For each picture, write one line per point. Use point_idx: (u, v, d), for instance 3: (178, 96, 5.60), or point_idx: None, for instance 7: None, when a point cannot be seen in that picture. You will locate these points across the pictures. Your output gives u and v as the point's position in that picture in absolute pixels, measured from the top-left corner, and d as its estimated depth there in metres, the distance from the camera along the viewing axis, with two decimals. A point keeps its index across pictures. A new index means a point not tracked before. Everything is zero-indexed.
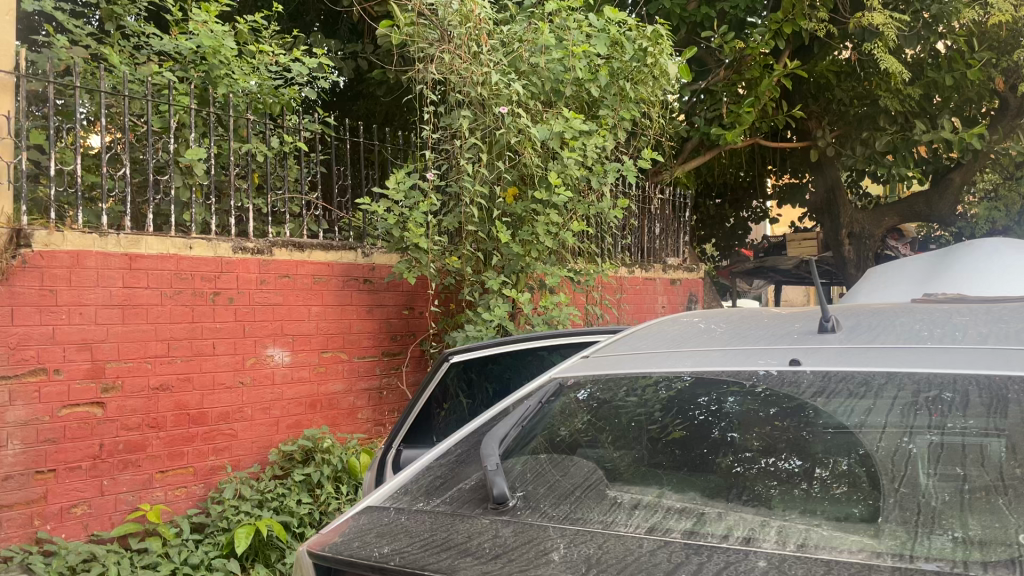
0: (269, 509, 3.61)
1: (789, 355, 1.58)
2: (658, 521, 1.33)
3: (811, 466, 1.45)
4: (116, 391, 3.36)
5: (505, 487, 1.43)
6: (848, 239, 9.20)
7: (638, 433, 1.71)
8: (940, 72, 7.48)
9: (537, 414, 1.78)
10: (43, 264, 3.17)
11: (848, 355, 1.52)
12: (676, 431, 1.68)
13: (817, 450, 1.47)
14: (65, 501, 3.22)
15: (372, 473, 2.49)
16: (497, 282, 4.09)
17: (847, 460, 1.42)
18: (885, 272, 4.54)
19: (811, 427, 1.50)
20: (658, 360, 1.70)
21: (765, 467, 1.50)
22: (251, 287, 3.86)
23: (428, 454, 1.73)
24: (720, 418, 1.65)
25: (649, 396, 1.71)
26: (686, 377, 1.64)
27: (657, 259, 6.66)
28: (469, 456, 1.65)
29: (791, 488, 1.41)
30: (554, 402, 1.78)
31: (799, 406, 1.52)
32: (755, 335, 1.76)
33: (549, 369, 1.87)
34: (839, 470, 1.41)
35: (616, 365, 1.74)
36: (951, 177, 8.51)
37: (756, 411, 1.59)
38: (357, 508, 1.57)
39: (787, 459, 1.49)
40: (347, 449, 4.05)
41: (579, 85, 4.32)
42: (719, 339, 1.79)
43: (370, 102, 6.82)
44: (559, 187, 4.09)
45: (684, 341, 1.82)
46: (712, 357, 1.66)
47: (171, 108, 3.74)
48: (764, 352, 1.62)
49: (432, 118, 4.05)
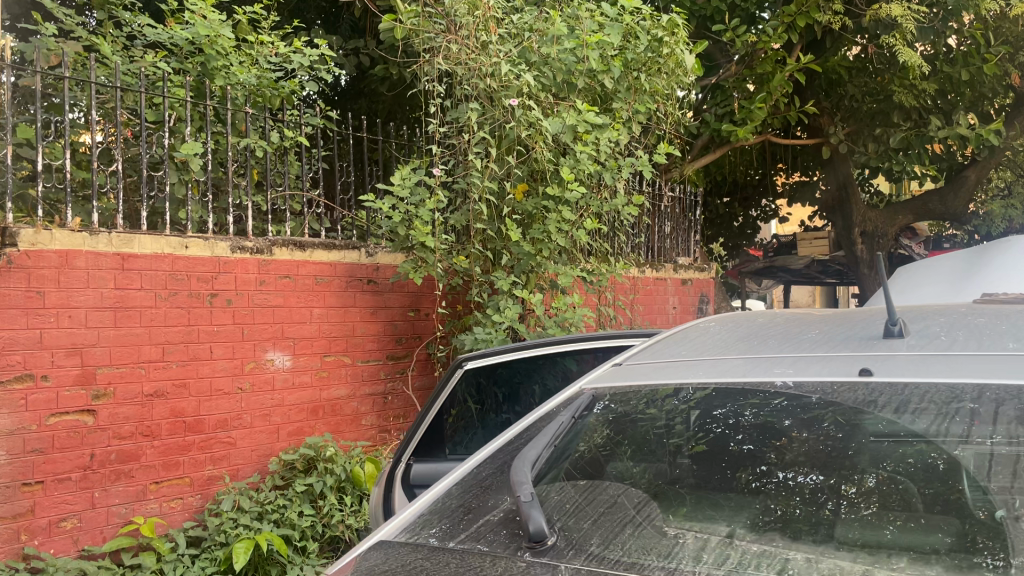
0: (269, 522, 3.43)
1: (823, 365, 1.45)
2: (736, 569, 1.15)
3: (836, 480, 1.33)
4: (108, 398, 3.19)
5: (542, 522, 1.26)
6: (860, 239, 9.02)
7: (661, 445, 1.53)
8: (955, 66, 7.32)
9: (570, 428, 1.61)
10: (30, 265, 3.00)
11: (890, 364, 1.39)
12: (697, 445, 1.52)
13: (842, 465, 1.35)
14: (54, 515, 3.04)
15: (380, 488, 2.32)
16: (507, 282, 3.92)
17: (874, 475, 1.32)
18: (914, 273, 4.25)
19: (830, 440, 1.38)
20: (693, 370, 1.56)
21: (783, 481, 1.37)
22: (250, 288, 3.69)
23: (446, 478, 1.56)
24: (738, 429, 1.50)
25: (672, 408, 1.54)
26: (705, 386, 1.51)
27: (669, 259, 6.48)
28: (499, 478, 1.48)
29: (814, 508, 1.29)
30: (588, 416, 1.62)
31: (817, 417, 1.41)
32: (808, 340, 1.60)
33: (580, 380, 1.72)
34: (865, 487, 1.30)
35: (650, 377, 1.59)
36: (966, 174, 8.33)
37: (774, 423, 1.46)
38: (367, 544, 1.40)
39: (807, 473, 1.36)
40: (351, 457, 3.85)
41: (592, 77, 4.10)
42: (763, 344, 1.62)
43: (372, 99, 6.67)
44: (572, 183, 3.92)
45: (729, 346, 1.65)
46: (745, 365, 1.51)
47: (166, 100, 3.56)
48: (793, 360, 1.50)
49: (438, 113, 3.89)
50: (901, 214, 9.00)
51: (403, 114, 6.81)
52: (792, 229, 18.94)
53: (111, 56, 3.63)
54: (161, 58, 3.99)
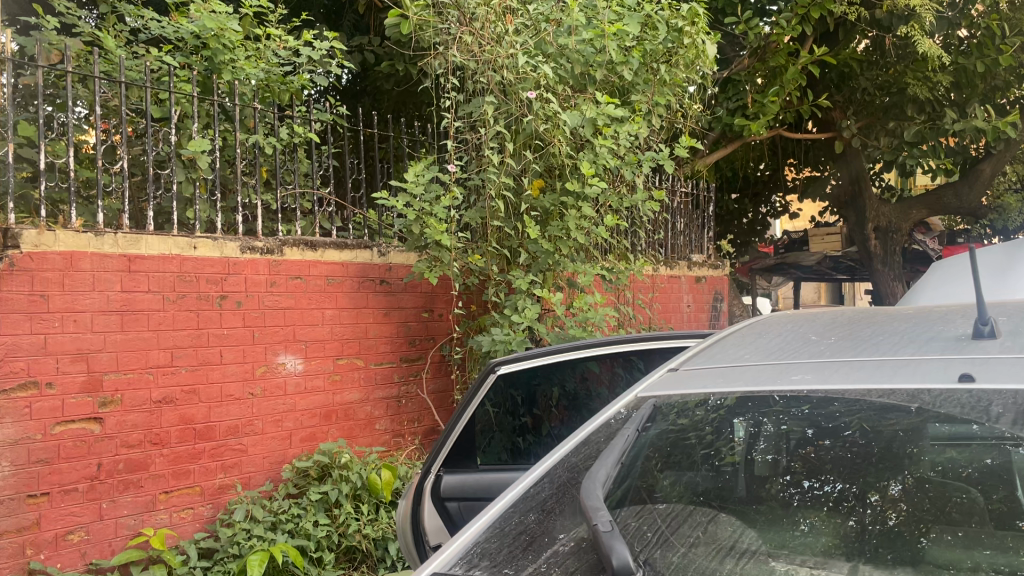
0: (284, 532, 3.31)
1: (857, 372, 1.45)
2: None
3: (860, 488, 1.34)
4: (115, 405, 3.07)
5: (626, 556, 1.16)
6: (874, 234, 8.90)
7: (686, 455, 1.53)
8: (970, 57, 7.17)
9: (634, 443, 1.55)
10: (33, 266, 2.88)
11: (911, 371, 1.40)
12: (729, 455, 1.55)
13: (867, 473, 1.36)
14: (61, 528, 2.92)
15: (408, 502, 2.20)
16: (525, 281, 3.78)
17: (896, 483, 1.33)
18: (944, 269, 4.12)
19: (853, 447, 1.40)
20: (726, 378, 1.58)
21: (810, 491, 1.39)
22: (260, 289, 3.56)
23: (504, 503, 1.50)
24: (759, 438, 1.52)
25: (700, 417, 1.55)
26: (728, 396, 1.53)
27: (683, 257, 6.35)
28: (561, 503, 1.45)
29: (839, 520, 1.30)
30: (652, 428, 1.58)
31: (841, 425, 1.42)
32: (866, 348, 1.58)
33: (636, 386, 1.72)
34: (889, 495, 1.31)
35: (689, 384, 1.60)
36: (981, 168, 8.21)
37: (798, 431, 1.47)
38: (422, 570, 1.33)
39: (831, 482, 1.38)
40: (367, 464, 3.71)
41: (611, 69, 3.99)
42: (819, 352, 1.62)
43: (377, 94, 6.53)
44: (592, 178, 3.80)
45: (777, 354, 1.66)
46: (773, 372, 1.54)
47: (172, 96, 3.42)
48: (839, 370, 1.48)
49: (452, 107, 3.76)
50: (915, 208, 8.90)
51: (409, 111, 6.65)
52: (796, 226, 18.88)
53: (115, 49, 3.49)
54: (167, 52, 3.86)
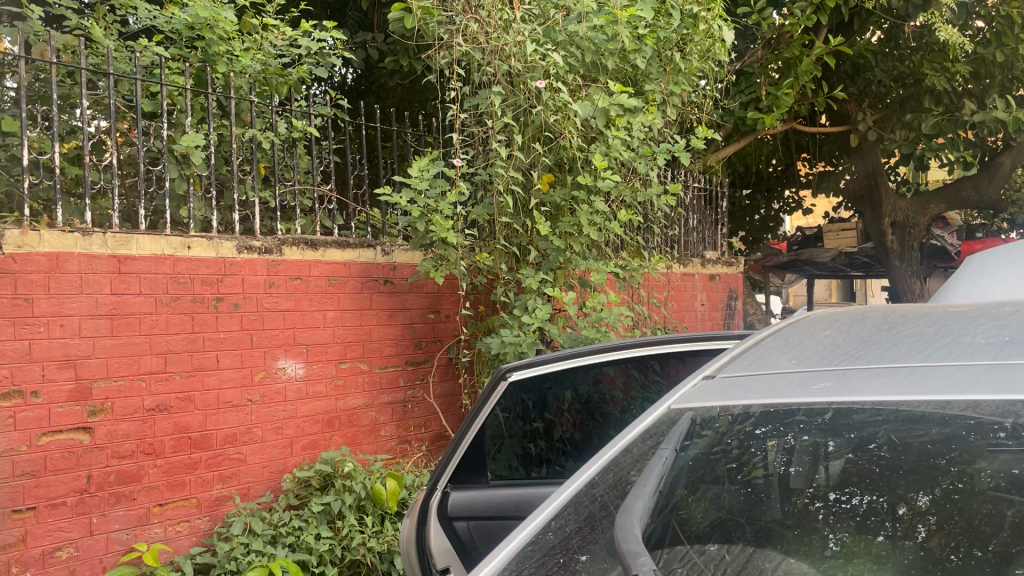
0: (284, 546, 3.14)
1: (890, 381, 1.32)
2: None
3: (890, 501, 1.20)
4: (105, 414, 2.91)
5: None
6: (890, 230, 8.74)
7: (710, 469, 1.40)
8: (989, 47, 6.91)
9: (673, 467, 1.43)
10: (16, 269, 2.73)
11: (949, 378, 1.27)
12: (759, 468, 1.37)
13: (898, 485, 1.21)
14: (48, 544, 2.77)
15: (411, 522, 2.03)
16: (535, 280, 3.60)
17: (927, 494, 1.18)
18: (988, 256, 3.86)
19: (881, 461, 1.26)
20: (749, 388, 1.46)
21: (834, 505, 1.25)
22: (258, 291, 3.40)
23: (529, 544, 1.37)
24: (785, 451, 1.36)
25: (726, 429, 1.44)
26: (751, 408, 1.42)
27: (696, 254, 6.17)
28: (586, 540, 1.32)
29: (867, 536, 1.16)
30: (691, 449, 1.45)
31: (869, 436, 1.30)
32: (914, 352, 1.44)
33: (669, 397, 1.58)
34: (919, 507, 1.17)
35: (714, 395, 1.49)
36: (1000, 161, 7.89)
37: (823, 444, 1.32)
38: None
39: (859, 494, 1.24)
40: (371, 473, 3.54)
41: (623, 57, 3.81)
42: (862, 356, 1.48)
43: (382, 92, 6.39)
44: (605, 171, 3.64)
45: (815, 360, 1.52)
46: (798, 381, 1.43)
47: (163, 88, 3.25)
48: (876, 380, 1.35)
49: (457, 100, 3.59)
50: (934, 202, 8.64)
51: (416, 109, 6.52)
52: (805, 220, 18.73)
53: (103, 40, 3.32)
54: (159, 44, 3.71)
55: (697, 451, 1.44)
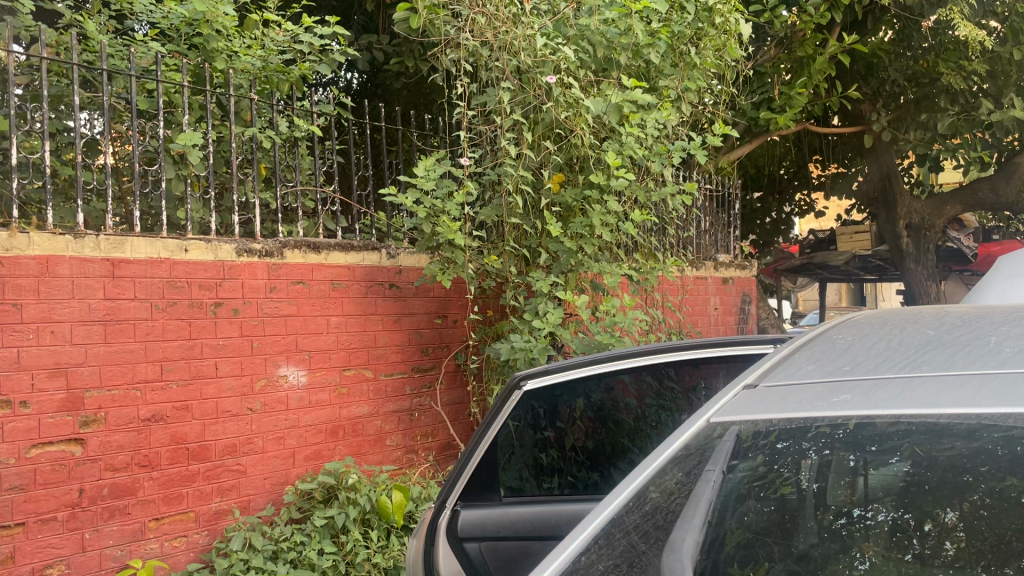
0: (285, 562, 3.01)
1: (935, 394, 1.20)
2: None
3: (916, 517, 1.10)
4: (98, 425, 2.79)
5: None
6: (905, 231, 8.58)
7: (733, 486, 1.25)
8: (1007, 46, 6.75)
9: (722, 492, 1.24)
10: (5, 273, 2.61)
11: (996, 391, 1.16)
12: (787, 486, 1.23)
13: (926, 501, 1.12)
14: (38, 561, 2.65)
15: (418, 541, 1.96)
16: (546, 283, 3.47)
17: (954, 510, 1.08)
18: (1015, 258, 3.73)
19: (905, 475, 1.15)
20: (781, 399, 1.32)
21: (857, 521, 1.14)
22: (258, 296, 3.28)
23: None
24: (810, 467, 1.23)
25: (748, 444, 1.29)
26: (772, 422, 1.28)
27: (709, 257, 6.01)
28: None
29: (895, 555, 1.06)
30: (738, 470, 1.27)
31: (891, 448, 1.17)
32: (949, 360, 1.32)
33: (704, 410, 1.42)
34: (946, 523, 1.07)
35: (748, 407, 1.33)
36: (1017, 161, 7.74)
37: (843, 458, 1.20)
38: None
39: (883, 509, 1.14)
40: (377, 485, 3.41)
41: (636, 53, 3.68)
42: (892, 365, 1.36)
43: (387, 95, 6.26)
44: (618, 169, 3.50)
45: (847, 368, 1.40)
46: (820, 393, 1.31)
47: (159, 84, 3.12)
48: (904, 392, 1.23)
49: (463, 97, 3.46)
50: (950, 204, 8.48)
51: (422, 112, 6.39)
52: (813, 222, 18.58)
53: (97, 36, 3.20)
54: (155, 40, 3.59)
55: (739, 471, 1.26)
